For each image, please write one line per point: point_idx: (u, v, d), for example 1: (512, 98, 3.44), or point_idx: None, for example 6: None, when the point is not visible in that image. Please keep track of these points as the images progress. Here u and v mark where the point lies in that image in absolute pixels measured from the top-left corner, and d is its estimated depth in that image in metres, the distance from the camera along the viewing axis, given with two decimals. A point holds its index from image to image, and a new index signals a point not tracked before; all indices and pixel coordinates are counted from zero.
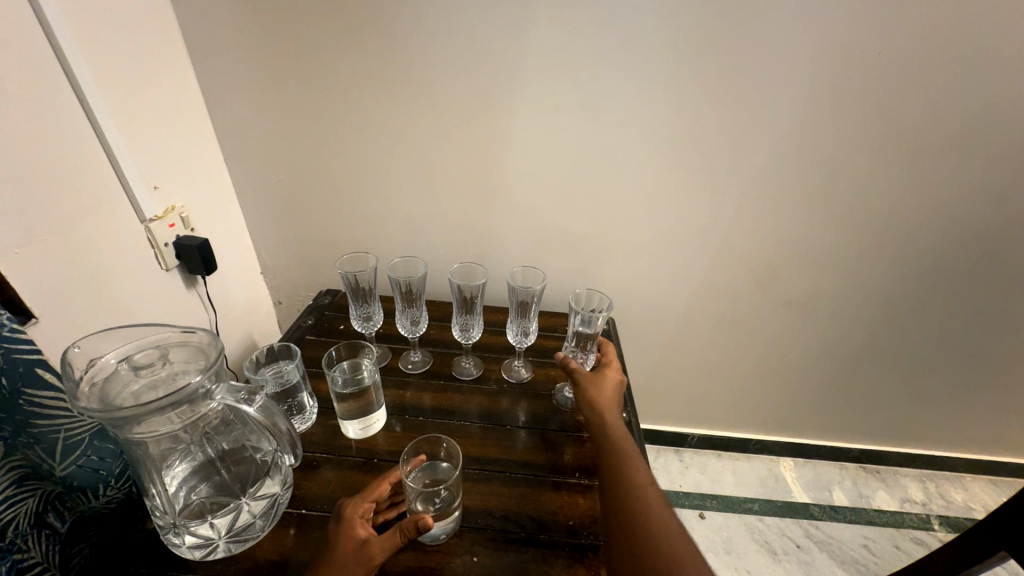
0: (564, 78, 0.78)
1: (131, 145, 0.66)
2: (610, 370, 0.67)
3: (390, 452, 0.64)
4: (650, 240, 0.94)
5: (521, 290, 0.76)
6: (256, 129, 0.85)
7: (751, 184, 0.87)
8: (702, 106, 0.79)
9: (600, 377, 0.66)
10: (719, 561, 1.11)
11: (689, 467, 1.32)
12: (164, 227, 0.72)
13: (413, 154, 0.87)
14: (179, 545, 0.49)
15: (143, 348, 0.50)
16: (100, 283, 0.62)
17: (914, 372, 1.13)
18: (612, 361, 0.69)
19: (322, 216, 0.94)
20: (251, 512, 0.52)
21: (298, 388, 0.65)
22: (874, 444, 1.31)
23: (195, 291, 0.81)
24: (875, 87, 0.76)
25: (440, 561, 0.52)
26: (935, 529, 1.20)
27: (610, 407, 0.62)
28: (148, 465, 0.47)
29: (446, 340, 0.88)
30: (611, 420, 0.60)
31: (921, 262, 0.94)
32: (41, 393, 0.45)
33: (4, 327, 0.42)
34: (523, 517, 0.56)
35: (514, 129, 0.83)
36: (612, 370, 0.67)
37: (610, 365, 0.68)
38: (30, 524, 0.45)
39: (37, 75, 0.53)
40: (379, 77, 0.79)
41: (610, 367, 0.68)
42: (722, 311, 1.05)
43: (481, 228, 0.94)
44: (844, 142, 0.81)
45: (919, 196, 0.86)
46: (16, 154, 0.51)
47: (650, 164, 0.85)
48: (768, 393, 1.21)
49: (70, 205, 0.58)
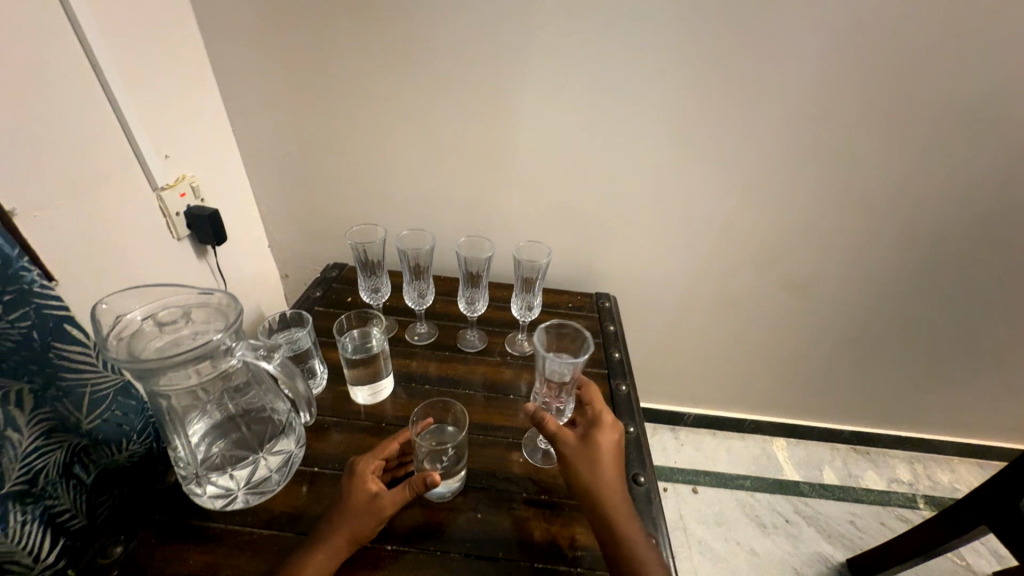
0: (574, 52, 0.77)
1: (143, 113, 0.67)
2: (605, 433, 0.54)
3: (398, 417, 0.66)
4: (654, 221, 0.95)
5: (526, 265, 0.77)
6: (264, 101, 0.85)
7: (758, 166, 0.87)
8: (712, 85, 0.79)
9: (593, 449, 0.53)
10: (710, 532, 1.15)
11: (684, 444, 1.36)
12: (175, 196, 0.73)
13: (421, 129, 0.87)
14: (200, 495, 0.52)
15: (166, 306, 0.52)
16: (117, 249, 0.64)
17: (909, 357, 1.16)
18: (604, 417, 0.56)
19: (331, 190, 0.95)
20: (268, 466, 0.55)
21: (309, 353, 0.67)
22: (867, 426, 1.34)
23: (205, 261, 0.83)
24: (887, 68, 0.75)
25: (446, 517, 0.55)
26: (920, 507, 1.24)
27: (614, 494, 0.51)
28: (172, 419, 0.49)
29: (451, 314, 0.90)
30: (613, 506, 0.50)
31: (923, 247, 0.95)
32: (69, 348, 0.46)
33: (33, 285, 0.43)
34: (524, 479, 0.59)
35: (523, 105, 0.83)
36: (606, 433, 0.55)
37: (602, 424, 0.55)
38: (60, 473, 0.49)
39: (52, 43, 0.53)
40: (388, 49, 0.79)
41: (603, 428, 0.55)
42: (723, 292, 1.06)
43: (487, 205, 0.95)
44: (854, 125, 0.81)
45: (925, 180, 0.86)
46: (32, 119, 0.52)
47: (658, 143, 0.85)
48: (765, 374, 1.23)
49: (86, 172, 0.59)
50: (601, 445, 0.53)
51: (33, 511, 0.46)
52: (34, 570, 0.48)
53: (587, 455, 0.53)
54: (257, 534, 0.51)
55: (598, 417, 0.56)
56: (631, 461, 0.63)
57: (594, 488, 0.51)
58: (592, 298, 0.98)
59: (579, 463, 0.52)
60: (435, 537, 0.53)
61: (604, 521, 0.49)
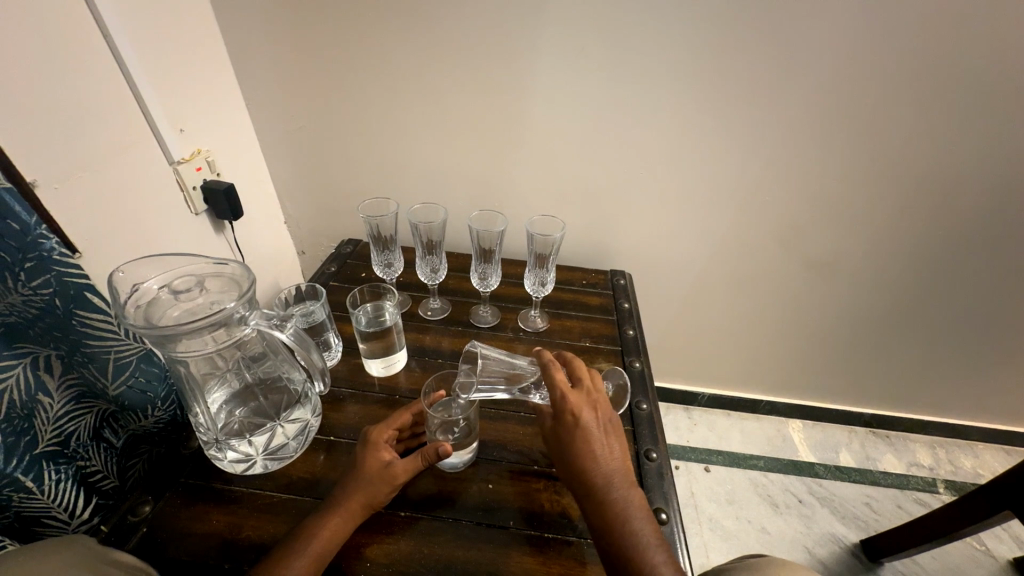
0: (594, 16, 0.73)
1: (156, 85, 0.67)
2: (568, 418, 0.51)
3: (411, 390, 0.67)
4: (674, 196, 0.92)
5: (539, 240, 0.76)
6: (276, 75, 0.84)
7: (786, 138, 0.82)
8: (743, 49, 0.74)
9: (563, 437, 0.52)
10: (720, 510, 1.16)
11: (697, 424, 1.35)
12: (191, 170, 0.74)
13: (433, 100, 0.84)
14: (221, 459, 0.54)
15: (181, 276, 0.53)
16: (135, 221, 0.65)
17: (936, 339, 1.11)
18: (565, 400, 0.52)
19: (344, 165, 0.94)
20: (285, 434, 0.56)
21: (324, 326, 0.68)
22: (887, 409, 1.31)
23: (222, 235, 0.84)
24: (936, 29, 0.69)
25: (458, 486, 0.56)
26: (940, 491, 1.22)
27: (593, 480, 0.49)
28: (190, 386, 0.51)
29: (464, 290, 0.90)
30: (597, 490, 0.48)
31: (962, 224, 0.90)
32: (90, 315, 0.48)
33: (52, 253, 0.44)
34: (535, 453, 0.60)
35: (539, 74, 0.79)
36: (570, 416, 0.52)
37: (564, 408, 0.52)
38: (91, 436, 0.52)
39: (65, 16, 0.53)
40: (399, 18, 0.76)
41: (567, 412, 0.52)
42: (742, 270, 1.03)
43: (500, 180, 0.93)
44: (896, 91, 0.75)
45: (969, 152, 0.80)
46: (46, 88, 0.52)
47: (681, 112, 0.81)
48: (783, 354, 1.21)
49: (103, 145, 0.59)
50: (569, 430, 0.51)
51: (66, 471, 0.49)
52: (71, 526, 0.51)
53: (562, 443, 0.52)
54: (275, 498, 0.53)
55: (560, 400, 0.52)
56: (642, 437, 0.63)
57: (574, 475, 0.50)
58: (607, 275, 0.96)
59: (556, 450, 0.52)
60: (447, 504, 0.54)
61: (588, 507, 0.49)
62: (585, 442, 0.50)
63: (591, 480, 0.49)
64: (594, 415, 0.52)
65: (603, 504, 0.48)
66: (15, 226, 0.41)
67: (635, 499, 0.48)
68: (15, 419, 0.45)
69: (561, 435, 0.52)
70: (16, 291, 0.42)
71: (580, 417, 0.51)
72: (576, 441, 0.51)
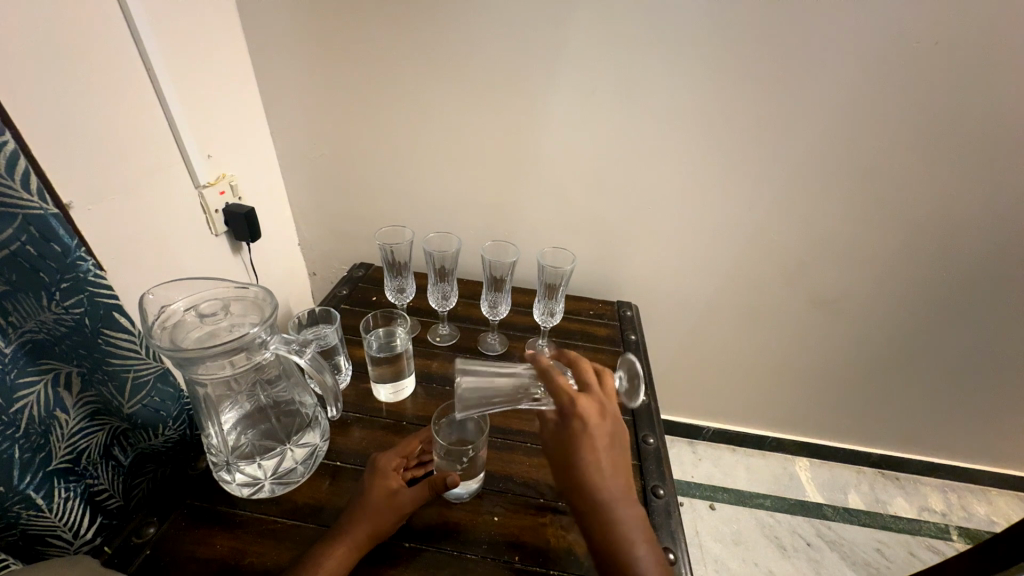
0: (602, 64, 0.78)
1: (190, 116, 0.71)
2: (574, 424, 0.47)
3: (417, 417, 0.67)
4: (680, 231, 0.94)
5: (549, 271, 0.78)
6: (301, 109, 0.88)
7: (786, 179, 0.85)
8: (747, 92, 0.78)
9: (567, 444, 0.48)
10: (725, 551, 1.12)
11: (702, 459, 1.33)
12: (215, 194, 0.77)
13: (449, 135, 0.88)
14: (229, 482, 0.54)
15: (206, 299, 0.54)
16: (159, 242, 0.67)
17: (944, 380, 1.11)
18: (574, 406, 0.48)
19: (361, 193, 0.98)
20: (294, 458, 0.56)
21: (336, 349, 0.69)
22: (896, 451, 1.29)
23: (239, 257, 0.86)
24: (922, 84, 0.74)
25: (462, 519, 0.55)
26: (953, 539, 1.18)
27: (596, 495, 0.46)
28: (206, 406, 0.52)
29: (473, 317, 0.91)
30: (601, 504, 0.46)
31: (963, 266, 0.91)
32: (116, 334, 0.48)
33: (88, 273, 0.46)
34: (542, 486, 0.59)
35: (549, 115, 0.84)
36: (576, 422, 0.47)
37: (572, 412, 0.48)
38: (100, 454, 0.52)
39: (115, 53, 0.58)
40: (420, 61, 0.81)
41: (572, 418, 0.48)
42: (747, 303, 1.04)
43: (511, 211, 0.96)
44: (889, 138, 0.79)
45: (966, 197, 0.83)
46: (87, 111, 0.55)
47: (685, 152, 0.85)
48: (789, 390, 1.20)
49: (137, 166, 0.62)
50: (573, 438, 0.47)
51: (75, 489, 0.49)
52: (73, 546, 0.51)
53: (563, 450, 0.48)
54: (280, 523, 0.52)
55: (568, 405, 0.48)
56: (649, 473, 0.62)
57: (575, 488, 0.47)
58: (613, 307, 0.97)
59: (557, 457, 0.49)
60: (452, 537, 0.53)
61: (589, 524, 0.46)
62: (592, 454, 0.47)
63: (594, 494, 0.46)
64: (602, 424, 0.48)
65: (603, 522, 0.45)
66: (57, 248, 0.43)
67: (637, 516, 0.46)
68: (33, 435, 0.46)
69: (557, 445, 0.48)
70: (50, 309, 0.44)
71: (589, 427, 0.47)
72: (576, 452, 0.47)
